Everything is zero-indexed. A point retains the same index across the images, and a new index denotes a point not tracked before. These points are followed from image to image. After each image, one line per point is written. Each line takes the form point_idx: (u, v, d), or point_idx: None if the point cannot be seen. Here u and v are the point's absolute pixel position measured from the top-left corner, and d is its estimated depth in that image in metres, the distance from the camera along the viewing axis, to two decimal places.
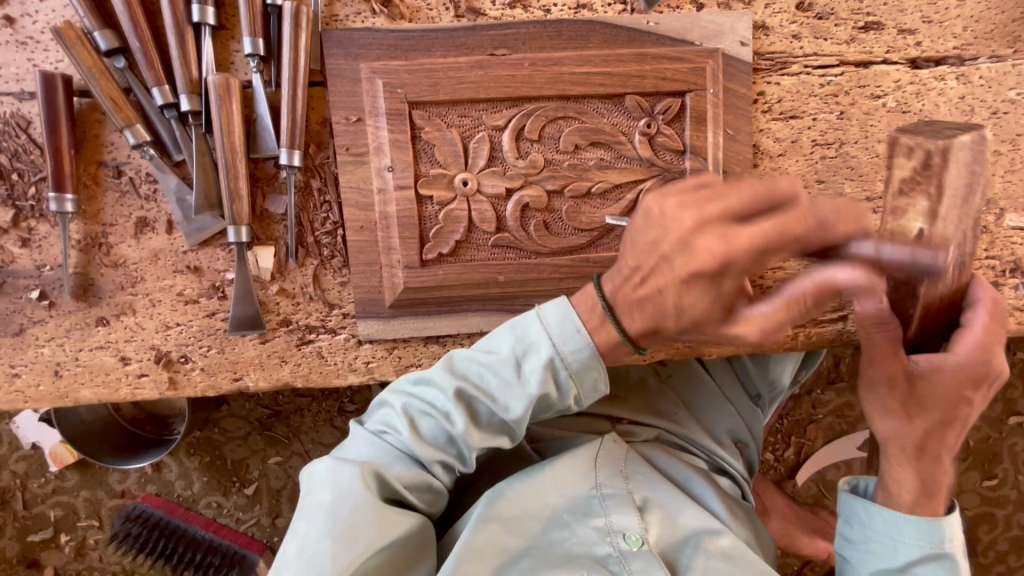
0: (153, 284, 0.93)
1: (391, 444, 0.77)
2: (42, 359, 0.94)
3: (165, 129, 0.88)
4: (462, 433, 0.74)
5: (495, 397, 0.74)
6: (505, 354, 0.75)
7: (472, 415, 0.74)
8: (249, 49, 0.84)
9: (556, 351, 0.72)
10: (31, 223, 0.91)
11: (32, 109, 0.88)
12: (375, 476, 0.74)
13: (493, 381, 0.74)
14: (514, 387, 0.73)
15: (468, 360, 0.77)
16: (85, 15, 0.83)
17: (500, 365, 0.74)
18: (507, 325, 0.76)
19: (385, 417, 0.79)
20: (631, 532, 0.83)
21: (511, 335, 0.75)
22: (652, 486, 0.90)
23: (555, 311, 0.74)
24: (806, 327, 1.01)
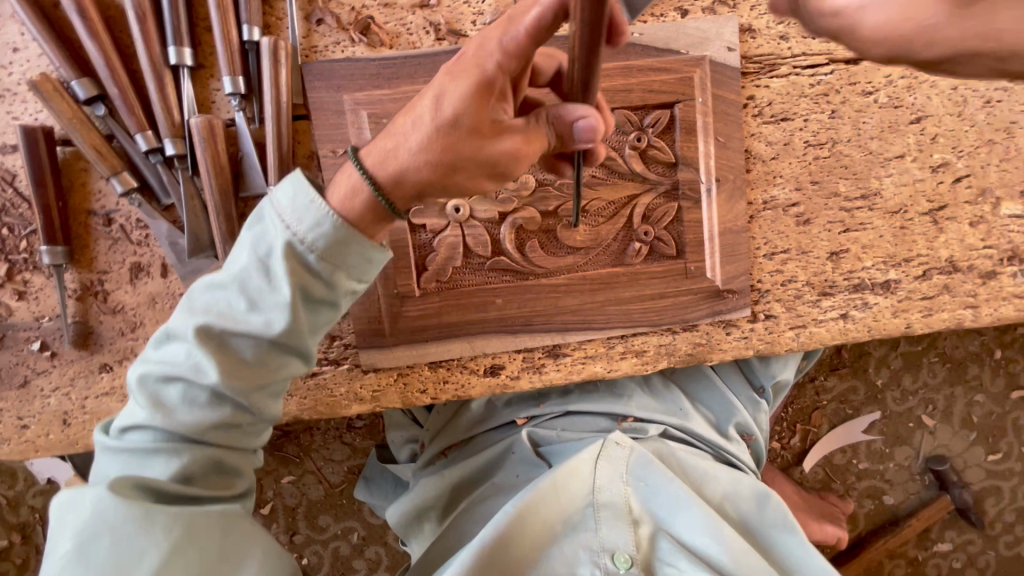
0: (153, 328, 0.93)
1: (219, 314, 0.68)
2: (49, 409, 0.95)
3: (152, 174, 0.87)
4: (312, 288, 0.68)
5: (334, 241, 0.66)
6: (302, 209, 0.66)
7: (276, 266, 0.66)
8: (230, 88, 0.83)
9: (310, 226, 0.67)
10: (25, 276, 0.91)
11: (16, 162, 0.87)
12: (212, 347, 0.68)
13: (284, 260, 0.66)
14: (303, 264, 0.67)
15: (263, 220, 0.68)
16: (60, 64, 0.81)
17: (291, 239, 0.66)
18: (283, 194, 0.67)
19: (196, 300, 0.69)
20: (621, 552, 0.86)
21: (290, 204, 0.67)
22: (651, 495, 0.94)
23: (291, 186, 0.67)
24: (805, 327, 1.02)
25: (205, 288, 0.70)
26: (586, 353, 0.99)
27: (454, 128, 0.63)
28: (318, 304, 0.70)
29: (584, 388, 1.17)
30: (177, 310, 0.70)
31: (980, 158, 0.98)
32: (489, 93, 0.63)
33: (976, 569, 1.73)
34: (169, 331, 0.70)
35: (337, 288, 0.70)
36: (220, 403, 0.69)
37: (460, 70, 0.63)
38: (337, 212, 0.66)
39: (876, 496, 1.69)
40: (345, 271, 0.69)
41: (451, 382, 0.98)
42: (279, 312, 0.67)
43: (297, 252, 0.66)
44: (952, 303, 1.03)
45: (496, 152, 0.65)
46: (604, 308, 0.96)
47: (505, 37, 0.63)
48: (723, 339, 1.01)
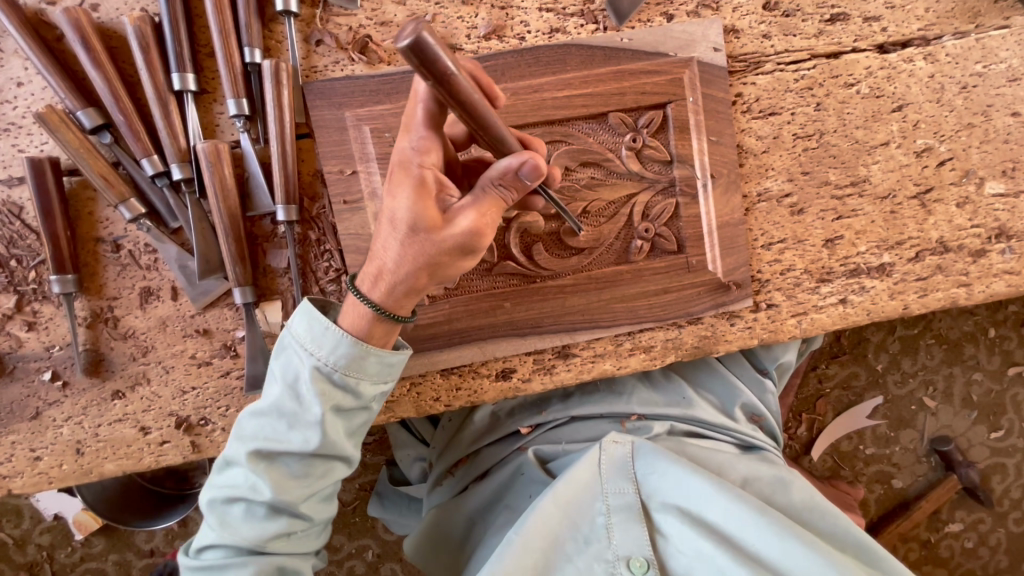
0: (164, 352, 0.94)
1: (265, 439, 0.77)
2: (62, 439, 0.94)
3: (159, 199, 0.88)
4: (341, 401, 0.77)
5: (355, 359, 0.76)
6: (319, 337, 0.75)
7: (305, 389, 0.76)
8: (234, 111, 0.85)
9: (330, 351, 0.75)
10: (34, 306, 0.91)
11: (22, 194, 0.88)
12: (262, 468, 0.77)
13: (313, 385, 0.75)
14: (330, 385, 0.76)
15: (287, 350, 0.78)
16: (65, 95, 0.82)
17: (316, 366, 0.76)
18: (300, 324, 0.77)
19: (243, 427, 0.79)
20: (634, 558, 0.90)
21: (308, 335, 0.76)
22: (661, 490, 0.97)
23: (307, 318, 0.77)
24: (806, 314, 1.04)
25: (249, 415, 0.79)
26: (595, 352, 1.00)
27: (415, 236, 0.69)
28: (348, 413, 0.79)
29: (584, 389, 1.19)
30: (230, 439, 0.80)
31: (961, 141, 1.02)
32: (424, 188, 0.69)
33: (988, 547, 1.75)
34: (226, 459, 0.80)
35: (363, 396, 0.78)
36: (276, 513, 0.79)
37: (393, 184, 0.70)
38: (350, 334, 0.75)
39: (884, 480, 1.71)
40: (369, 380, 0.78)
41: (464, 388, 0.99)
42: (315, 428, 0.76)
43: (323, 375, 0.76)
44: (946, 282, 1.06)
45: (462, 232, 0.69)
46: (611, 306, 0.98)
47: (412, 139, 0.70)
48: (727, 330, 1.03)
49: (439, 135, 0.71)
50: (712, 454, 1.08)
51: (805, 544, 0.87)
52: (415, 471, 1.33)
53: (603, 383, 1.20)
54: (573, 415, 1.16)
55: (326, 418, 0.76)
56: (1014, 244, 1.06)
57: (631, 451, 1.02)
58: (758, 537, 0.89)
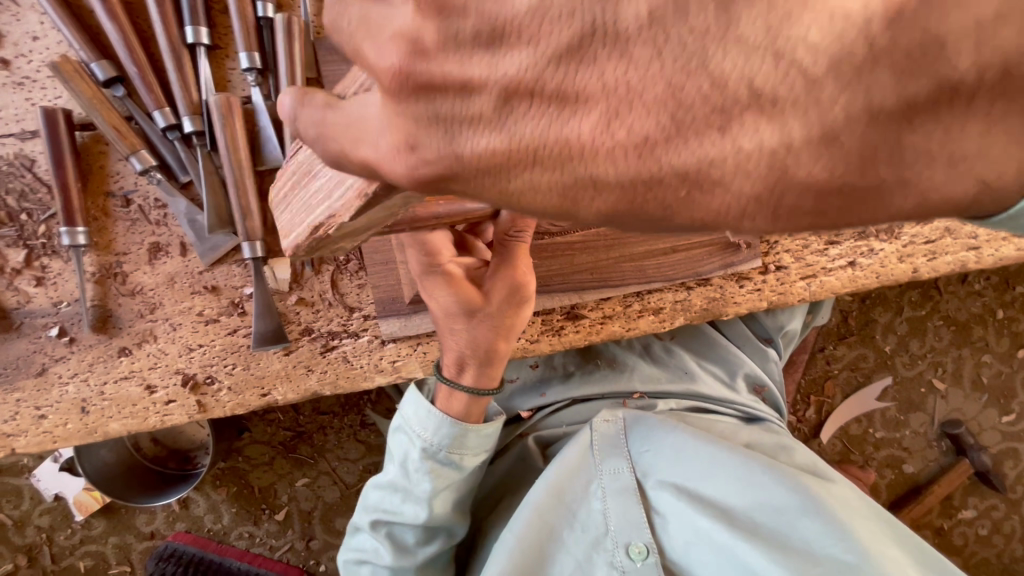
0: (172, 309, 0.94)
1: (384, 510, 0.89)
2: (67, 398, 0.93)
3: (169, 153, 0.89)
4: (446, 477, 0.87)
5: (458, 437, 0.86)
6: (424, 420, 0.86)
7: (415, 466, 0.86)
8: (246, 63, 0.86)
9: (431, 432, 0.85)
10: (43, 261, 0.91)
11: (35, 148, 0.89)
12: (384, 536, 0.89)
13: (422, 465, 0.86)
14: (435, 464, 0.86)
15: (399, 431, 0.89)
16: (80, 47, 0.84)
17: (422, 446, 0.86)
18: (408, 408, 0.88)
19: (368, 498, 0.92)
20: (634, 544, 0.88)
21: (416, 417, 0.87)
22: (658, 467, 0.95)
23: (413, 402, 0.87)
24: (816, 276, 1.03)
25: (373, 486, 0.92)
26: (603, 314, 1.00)
27: (470, 316, 0.80)
28: (453, 488, 0.88)
29: (585, 369, 1.16)
30: (358, 511, 0.93)
31: None
32: (452, 278, 0.80)
33: (1002, 535, 1.72)
34: (356, 528, 0.93)
35: (465, 468, 0.88)
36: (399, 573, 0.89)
37: (431, 288, 0.81)
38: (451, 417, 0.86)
39: (895, 465, 1.68)
40: (470, 453, 0.88)
41: None
42: (422, 500, 0.86)
43: (429, 453, 0.86)
44: (955, 245, 1.05)
45: (505, 287, 0.80)
46: (619, 265, 0.98)
47: (420, 250, 0.80)
48: (736, 291, 1.02)
49: (439, 233, 0.82)
50: (715, 425, 1.07)
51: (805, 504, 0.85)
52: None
53: (604, 362, 1.16)
54: (573, 397, 1.13)
55: (434, 495, 0.86)
56: None
57: (624, 426, 1.00)
58: (753, 504, 0.88)
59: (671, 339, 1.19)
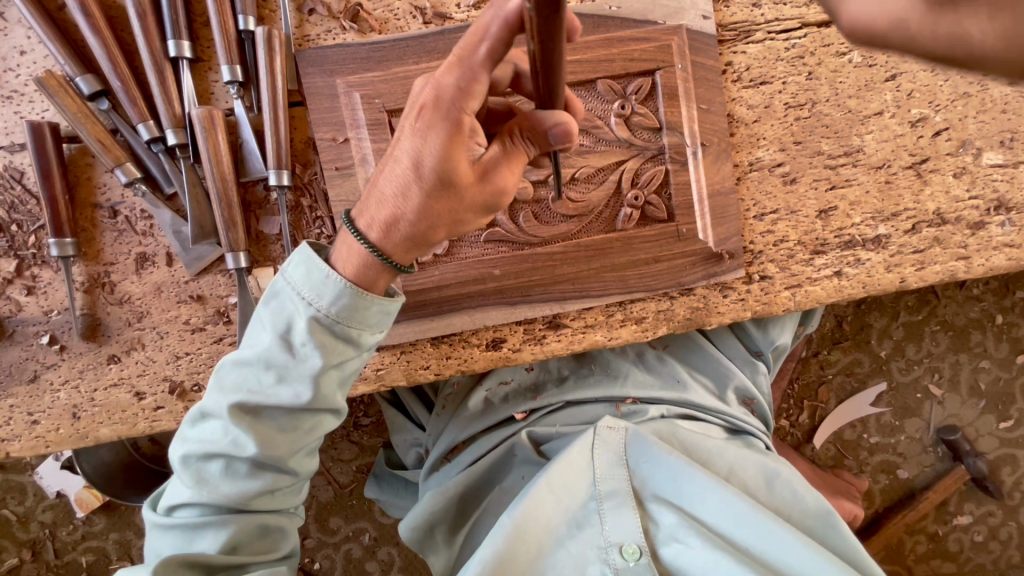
0: (159, 317, 0.95)
1: (252, 390, 0.74)
2: (59, 404, 0.96)
3: (155, 165, 0.90)
4: (339, 353, 0.74)
5: (356, 307, 0.73)
6: (319, 285, 0.72)
7: (301, 340, 0.72)
8: (228, 77, 0.87)
9: (321, 309, 0.72)
10: (34, 271, 0.93)
11: (24, 160, 0.91)
12: (248, 421, 0.74)
13: (307, 331, 0.72)
14: (323, 341, 0.73)
15: (282, 295, 0.74)
16: (65, 62, 0.85)
17: (311, 311, 0.72)
18: (296, 276, 0.73)
19: (224, 378, 0.75)
20: (627, 545, 0.90)
21: (307, 288, 0.72)
22: (655, 479, 0.96)
23: (302, 266, 0.73)
24: (801, 286, 1.03)
25: (231, 365, 0.75)
26: (586, 323, 1.00)
27: (443, 191, 0.68)
28: (344, 367, 0.76)
29: (579, 373, 1.18)
30: (208, 390, 0.76)
31: (957, 111, 1.01)
32: (460, 143, 0.66)
33: (999, 541, 1.71)
34: (202, 410, 0.76)
35: (362, 347, 0.76)
36: (259, 471, 0.77)
37: (426, 125, 0.66)
38: (352, 282, 0.72)
39: (889, 470, 1.67)
40: (368, 329, 0.75)
41: (454, 356, 0.99)
42: (306, 383, 0.73)
43: (321, 324, 0.72)
44: (944, 255, 1.04)
45: (495, 188, 0.71)
46: (601, 275, 0.98)
47: (461, 77, 0.64)
48: (719, 302, 1.02)
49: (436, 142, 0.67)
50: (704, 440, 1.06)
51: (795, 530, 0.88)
52: (410, 455, 1.34)
53: (597, 367, 1.18)
54: (567, 399, 1.14)
55: (317, 370, 0.73)
56: (1014, 216, 1.04)
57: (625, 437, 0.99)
58: (743, 524, 0.90)
59: (664, 348, 1.21)
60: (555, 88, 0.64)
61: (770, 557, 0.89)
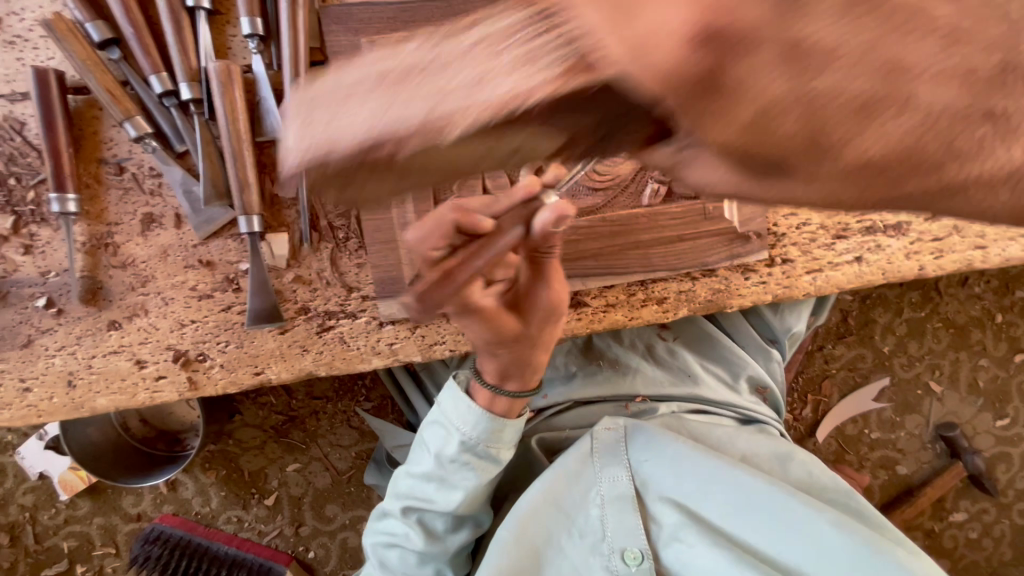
0: (165, 282, 0.91)
1: (416, 498, 0.92)
2: (54, 370, 0.90)
3: (165, 120, 0.86)
4: (485, 468, 0.91)
5: (496, 430, 0.90)
6: (464, 415, 0.89)
7: (450, 459, 0.89)
8: (248, 29, 0.83)
9: (466, 434, 0.89)
10: (32, 229, 0.88)
11: (25, 110, 0.86)
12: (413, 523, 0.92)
13: (456, 454, 0.89)
14: (473, 461, 0.90)
15: (436, 422, 0.92)
16: (75, 6, 0.81)
17: (457, 438, 0.89)
18: (444, 409, 0.91)
19: (400, 484, 0.96)
20: (630, 549, 0.86)
21: (456, 420, 0.89)
22: (659, 479, 0.92)
23: (449, 398, 0.91)
24: (824, 270, 1.02)
25: (403, 474, 0.97)
26: (606, 301, 0.97)
27: (521, 343, 0.83)
28: (489, 477, 0.92)
29: (587, 369, 1.13)
30: (387, 494, 0.97)
31: None
32: (498, 314, 0.76)
33: (992, 538, 1.72)
34: (383, 509, 0.97)
35: (501, 458, 0.92)
36: (423, 564, 0.92)
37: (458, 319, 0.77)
38: (484, 408, 0.90)
39: (889, 467, 1.68)
40: (506, 445, 0.92)
41: (469, 333, 0.96)
42: (459, 491, 0.90)
43: (467, 445, 0.89)
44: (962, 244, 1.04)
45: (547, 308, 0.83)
46: (624, 253, 0.96)
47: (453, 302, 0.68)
48: (741, 284, 1.00)
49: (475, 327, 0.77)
50: (714, 431, 1.04)
51: (804, 520, 0.84)
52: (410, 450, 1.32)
53: (607, 363, 1.13)
54: (574, 399, 1.10)
55: (467, 486, 0.90)
56: None
57: (625, 434, 0.96)
58: (749, 523, 0.86)
59: (673, 339, 1.17)
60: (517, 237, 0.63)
61: (782, 552, 0.84)
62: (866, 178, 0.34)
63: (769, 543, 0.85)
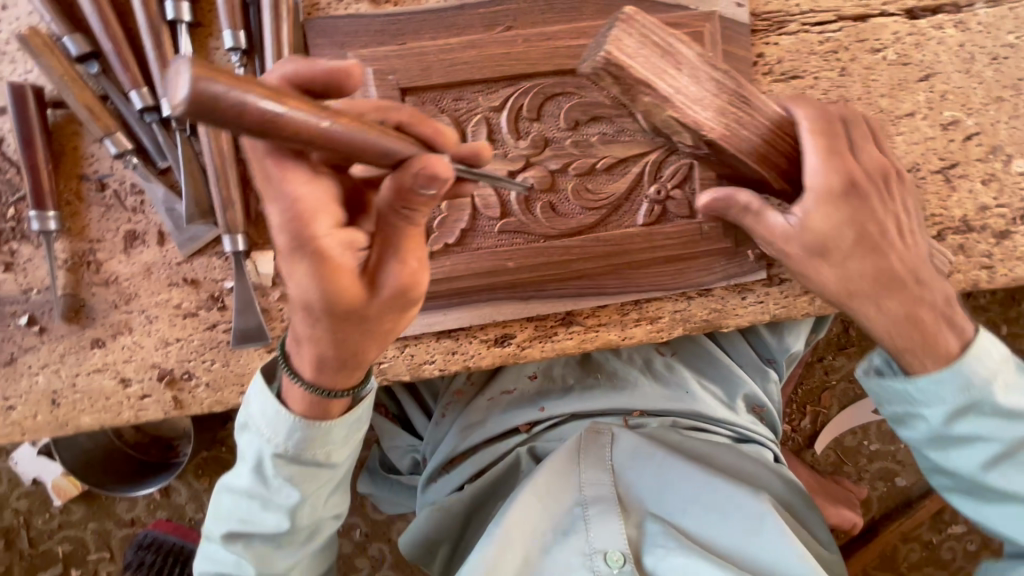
0: (148, 300, 0.89)
1: (242, 518, 0.78)
2: (37, 389, 0.89)
3: (147, 136, 0.84)
4: (313, 478, 0.77)
5: (312, 439, 0.73)
6: (272, 423, 0.73)
7: (271, 473, 0.75)
8: (230, 43, 0.81)
9: (274, 445, 0.73)
10: (13, 246, 0.87)
11: (3, 125, 0.84)
12: (244, 545, 0.78)
13: (272, 466, 0.75)
14: (285, 474, 0.75)
15: (249, 430, 0.76)
16: (52, 20, 0.79)
17: (268, 448, 0.74)
18: (253, 414, 0.74)
19: (219, 504, 0.80)
20: (613, 551, 0.82)
21: (270, 427, 0.73)
22: (644, 485, 0.91)
23: (259, 400, 0.74)
24: (824, 290, 0.99)
25: (223, 492, 0.80)
26: (599, 321, 0.95)
27: (342, 321, 0.60)
28: (322, 486, 0.79)
29: (585, 383, 1.10)
30: (208, 514, 0.81)
31: (989, 116, 0.98)
32: (333, 264, 0.56)
33: (991, 551, 1.71)
34: (206, 531, 0.82)
35: (336, 464, 0.77)
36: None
37: (291, 264, 0.56)
38: (303, 415, 0.72)
39: (888, 478, 1.66)
40: (334, 449, 0.76)
41: (459, 352, 0.94)
42: (283, 507, 0.77)
43: (284, 458, 0.74)
44: (968, 264, 0.99)
45: (409, 276, 0.60)
46: (618, 271, 0.93)
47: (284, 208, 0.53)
48: (738, 304, 0.98)
49: (299, 278, 0.57)
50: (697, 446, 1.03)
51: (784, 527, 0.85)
52: (405, 460, 1.28)
53: (604, 377, 1.11)
54: (572, 411, 1.07)
55: (295, 498, 0.76)
56: None
57: (611, 442, 0.95)
58: (730, 530, 0.86)
59: (671, 355, 1.14)
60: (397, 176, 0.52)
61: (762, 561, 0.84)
62: (861, 283, 0.83)
63: (751, 551, 0.84)
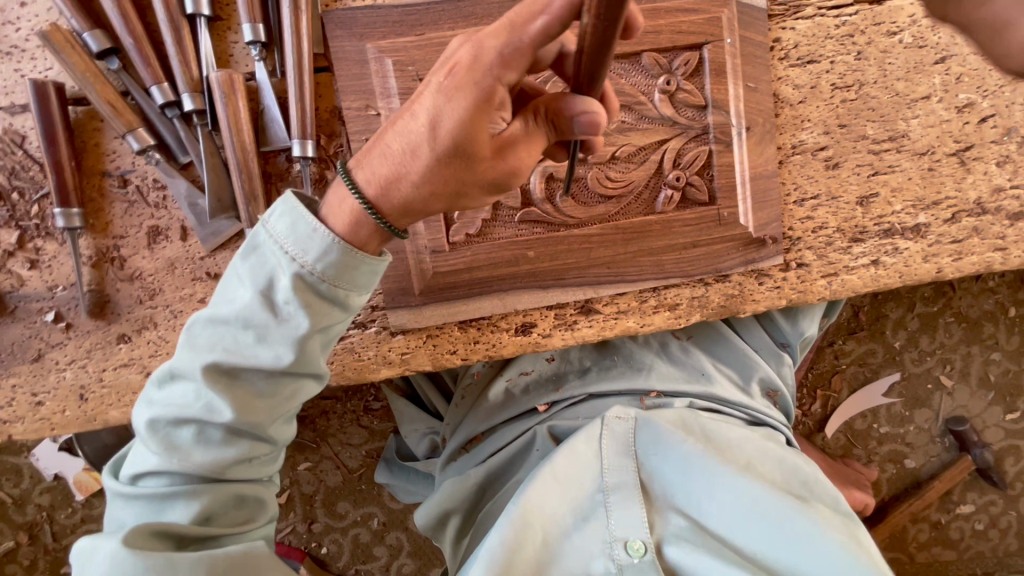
0: (172, 295, 0.90)
1: (228, 349, 0.66)
2: (65, 384, 0.90)
3: (168, 131, 0.84)
4: (325, 316, 0.67)
5: (340, 268, 0.65)
6: (304, 239, 0.64)
7: (283, 298, 0.65)
8: (250, 36, 0.81)
9: (298, 262, 0.64)
10: (37, 243, 0.87)
11: (25, 122, 0.85)
12: (222, 383, 0.67)
13: (285, 291, 0.65)
14: (297, 304, 0.65)
15: (263, 248, 0.66)
16: (71, 16, 0.79)
17: (287, 267, 0.64)
18: (279, 232, 0.65)
19: (195, 336, 0.68)
20: (633, 541, 0.82)
21: (295, 243, 0.64)
22: (666, 473, 0.87)
23: (287, 215, 0.65)
24: (840, 275, 1.00)
25: (203, 322, 0.68)
26: (618, 308, 0.96)
27: (450, 159, 0.60)
28: (329, 330, 0.69)
29: (601, 363, 1.12)
30: (178, 349, 0.68)
31: (1004, 97, 0.98)
32: (487, 119, 0.59)
33: (998, 529, 1.73)
34: (171, 371, 0.69)
35: (349, 309, 0.69)
36: (235, 438, 0.69)
37: (454, 89, 0.58)
38: (343, 238, 0.65)
39: (897, 460, 1.68)
40: (353, 291, 0.68)
41: (482, 341, 0.95)
42: (287, 343, 0.66)
43: (305, 283, 0.65)
44: (982, 246, 1.01)
45: (509, 168, 0.64)
46: (636, 259, 0.94)
47: (503, 49, 0.57)
48: (755, 289, 0.99)
49: (453, 108, 0.58)
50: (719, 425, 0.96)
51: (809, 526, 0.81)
52: (423, 445, 1.29)
53: (620, 358, 1.12)
54: (591, 391, 1.07)
55: (299, 334, 0.66)
56: None
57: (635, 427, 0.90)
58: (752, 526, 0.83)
59: (687, 339, 1.16)
60: (597, 74, 0.58)
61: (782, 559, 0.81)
62: None
63: (771, 549, 0.81)
